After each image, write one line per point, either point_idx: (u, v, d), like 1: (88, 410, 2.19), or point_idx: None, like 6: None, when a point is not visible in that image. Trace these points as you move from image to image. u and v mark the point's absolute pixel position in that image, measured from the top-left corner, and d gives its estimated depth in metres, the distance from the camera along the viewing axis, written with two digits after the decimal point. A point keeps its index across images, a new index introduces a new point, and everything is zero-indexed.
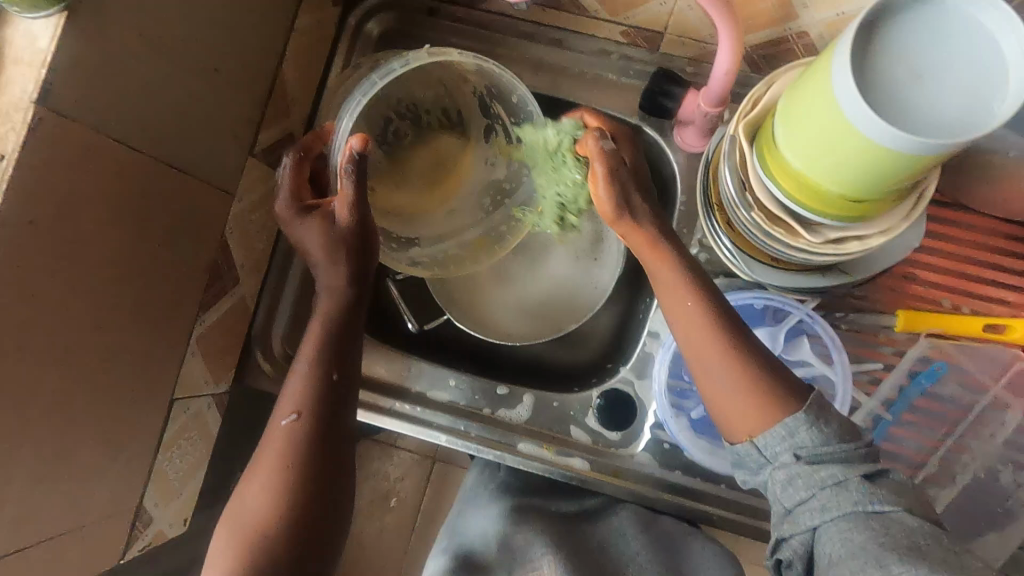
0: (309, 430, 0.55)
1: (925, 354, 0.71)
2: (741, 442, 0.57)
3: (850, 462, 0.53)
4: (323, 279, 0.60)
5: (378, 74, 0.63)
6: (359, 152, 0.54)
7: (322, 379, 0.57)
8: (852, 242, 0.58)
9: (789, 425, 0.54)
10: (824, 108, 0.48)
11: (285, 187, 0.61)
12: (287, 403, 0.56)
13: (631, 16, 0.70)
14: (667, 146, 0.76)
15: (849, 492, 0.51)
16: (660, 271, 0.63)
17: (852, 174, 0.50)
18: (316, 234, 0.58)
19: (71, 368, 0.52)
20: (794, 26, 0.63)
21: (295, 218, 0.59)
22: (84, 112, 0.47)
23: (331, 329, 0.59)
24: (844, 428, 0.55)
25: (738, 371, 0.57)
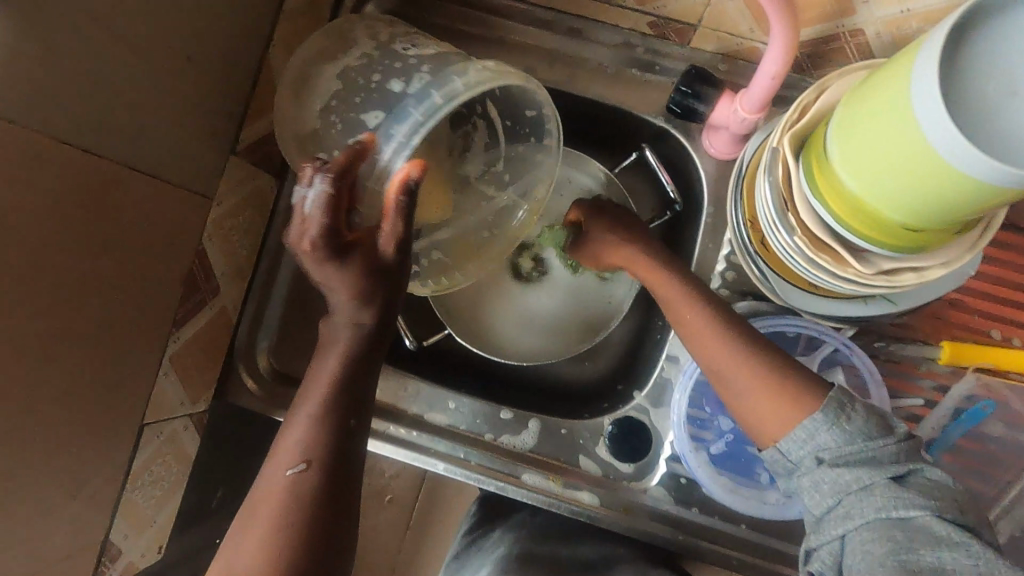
0: (317, 483, 0.48)
1: (972, 392, 0.64)
2: (766, 448, 0.53)
3: (880, 463, 0.48)
4: (342, 315, 0.51)
5: (437, 89, 0.52)
6: (417, 181, 0.46)
7: (336, 424, 0.50)
8: (907, 274, 0.51)
9: (809, 426, 0.50)
10: (898, 128, 0.41)
11: (316, 217, 0.45)
12: (292, 451, 0.49)
13: (660, 6, 0.63)
14: (694, 150, 0.69)
15: (874, 498, 0.47)
16: (662, 292, 0.61)
17: (921, 205, 0.43)
18: (351, 274, 0.48)
19: (21, 403, 0.46)
20: (848, 23, 0.56)
21: (330, 258, 0.46)
22: (24, 112, 0.41)
23: (352, 373, 0.51)
24: (877, 421, 0.50)
25: (750, 373, 0.54)
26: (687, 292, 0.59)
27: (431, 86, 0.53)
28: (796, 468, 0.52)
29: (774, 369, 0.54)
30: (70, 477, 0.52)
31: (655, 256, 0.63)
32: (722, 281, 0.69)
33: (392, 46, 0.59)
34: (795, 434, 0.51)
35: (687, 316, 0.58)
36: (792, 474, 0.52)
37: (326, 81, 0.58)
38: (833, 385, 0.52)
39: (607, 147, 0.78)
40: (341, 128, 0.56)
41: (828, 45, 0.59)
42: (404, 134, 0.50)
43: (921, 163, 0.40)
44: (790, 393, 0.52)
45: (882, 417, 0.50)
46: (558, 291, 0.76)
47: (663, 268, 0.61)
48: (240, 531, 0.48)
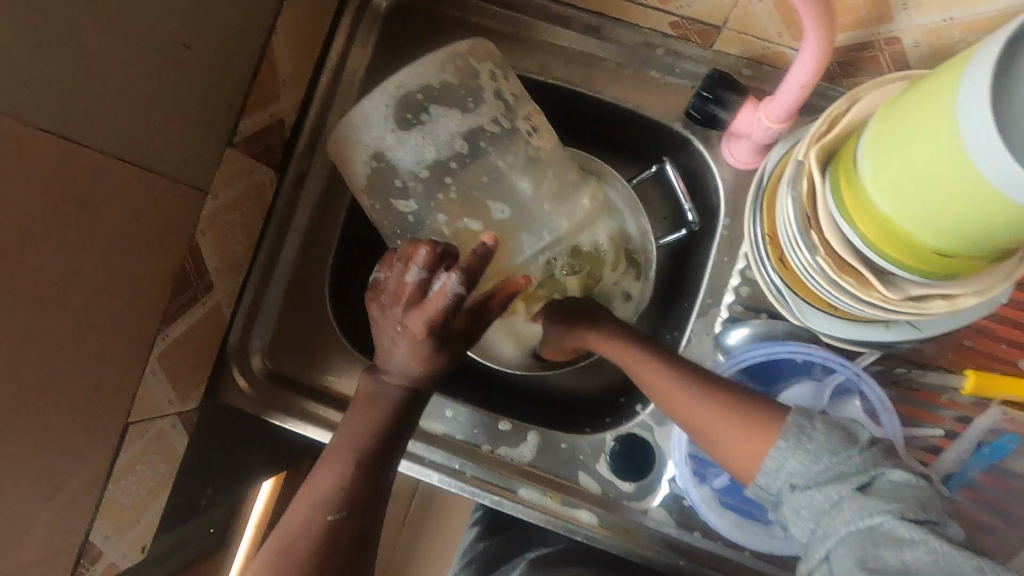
0: (353, 527, 0.49)
1: (995, 425, 0.60)
2: (749, 486, 0.50)
3: (845, 475, 0.45)
4: (394, 366, 0.53)
5: (561, 214, 0.63)
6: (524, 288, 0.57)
7: (367, 470, 0.51)
8: (935, 301, 0.48)
9: (776, 457, 0.48)
10: (940, 146, 0.38)
11: (436, 306, 0.49)
12: (331, 497, 0.49)
13: (684, 6, 0.59)
14: (713, 159, 0.66)
15: (843, 512, 0.44)
16: (642, 369, 0.58)
17: (955, 232, 0.40)
18: (442, 355, 0.53)
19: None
20: (885, 30, 0.52)
21: (433, 347, 0.51)
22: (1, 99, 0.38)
23: (389, 423, 0.53)
24: (840, 434, 0.47)
25: (724, 423, 0.52)
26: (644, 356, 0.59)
27: (557, 207, 0.63)
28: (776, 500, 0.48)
29: (749, 408, 0.52)
30: (45, 478, 0.49)
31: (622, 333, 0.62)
32: (736, 297, 0.65)
33: (517, 125, 0.62)
34: (766, 465, 0.48)
35: (670, 393, 0.56)
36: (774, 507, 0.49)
37: (443, 132, 0.59)
38: (794, 408, 0.51)
39: (621, 151, 0.75)
40: (458, 201, 0.60)
41: (861, 52, 0.55)
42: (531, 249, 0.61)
43: (958, 185, 0.38)
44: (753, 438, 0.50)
45: (846, 430, 0.48)
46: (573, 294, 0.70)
47: (631, 342, 0.61)
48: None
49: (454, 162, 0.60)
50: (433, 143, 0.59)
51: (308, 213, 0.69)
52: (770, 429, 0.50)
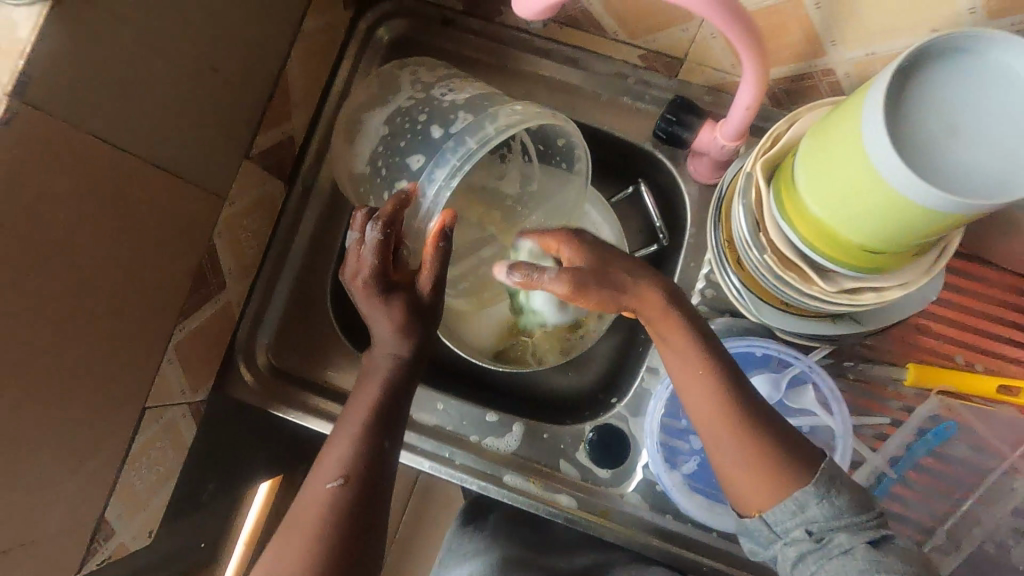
0: (355, 496, 0.53)
1: (935, 412, 0.67)
2: (750, 517, 0.52)
3: (858, 529, 0.49)
4: (382, 345, 0.58)
5: (472, 135, 0.60)
6: (449, 227, 0.55)
7: (373, 448, 0.55)
8: (867, 293, 0.55)
9: (800, 499, 0.50)
10: (854, 158, 0.45)
11: (368, 263, 0.56)
12: (335, 468, 0.54)
13: (651, 40, 0.68)
14: (680, 176, 0.74)
15: (856, 561, 0.47)
16: (671, 338, 0.55)
17: (877, 230, 0.47)
18: (397, 313, 0.57)
19: (23, 378, 0.48)
20: (820, 63, 0.60)
21: (376, 298, 0.56)
22: (67, 110, 0.44)
23: (389, 399, 0.57)
24: (860, 496, 0.50)
25: (753, 453, 0.51)
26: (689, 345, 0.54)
27: (467, 130, 0.61)
28: (779, 538, 0.51)
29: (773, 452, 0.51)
30: (67, 453, 0.54)
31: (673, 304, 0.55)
32: (701, 298, 0.72)
33: (433, 93, 0.68)
34: (784, 505, 0.50)
35: (696, 373, 0.54)
36: (773, 543, 0.51)
37: (373, 127, 0.69)
38: (823, 455, 0.52)
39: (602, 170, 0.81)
40: (390, 169, 0.67)
41: (803, 81, 0.63)
42: (449, 175, 0.59)
43: (874, 191, 0.45)
44: (772, 479, 0.51)
45: (864, 494, 0.51)
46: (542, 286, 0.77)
47: (677, 316, 0.54)
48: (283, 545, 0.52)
49: (380, 145, 0.68)
50: (369, 140, 0.69)
51: (313, 223, 0.75)
52: (795, 476, 0.51)
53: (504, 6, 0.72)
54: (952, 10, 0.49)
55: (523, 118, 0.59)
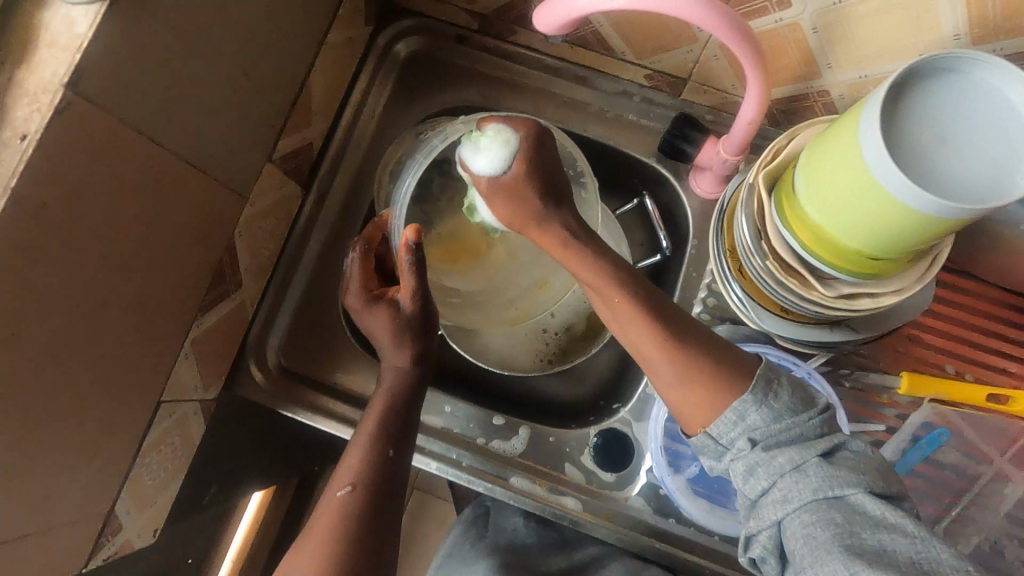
0: (364, 502, 0.53)
1: (928, 420, 0.69)
2: (697, 435, 0.54)
3: (806, 441, 0.50)
4: (388, 359, 0.63)
5: (423, 153, 0.70)
6: (414, 244, 0.57)
7: (379, 456, 0.57)
8: (864, 299, 0.57)
9: (739, 409, 0.51)
10: (851, 168, 0.49)
11: (352, 281, 0.65)
12: (344, 475, 0.55)
13: (656, 61, 0.71)
14: (681, 189, 0.77)
15: (809, 478, 0.48)
16: (576, 268, 0.58)
17: (875, 235, 0.50)
18: (383, 320, 0.62)
19: (50, 367, 0.48)
20: (816, 84, 0.64)
21: (364, 306, 0.63)
22: (116, 105, 0.46)
23: (397, 408, 0.61)
24: (799, 398, 0.52)
25: (688, 372, 0.53)
26: (602, 270, 0.56)
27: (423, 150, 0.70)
28: (726, 450, 0.52)
29: (705, 366, 0.53)
30: (85, 443, 0.54)
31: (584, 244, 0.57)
32: (703, 306, 0.75)
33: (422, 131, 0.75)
34: (726, 417, 0.52)
35: (614, 301, 0.56)
36: (723, 456, 0.53)
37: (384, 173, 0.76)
38: (761, 362, 0.54)
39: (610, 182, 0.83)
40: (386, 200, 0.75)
41: (801, 102, 0.68)
42: (410, 177, 0.69)
43: (872, 196, 0.47)
44: (709, 393, 0.52)
45: (805, 394, 0.53)
46: (558, 311, 0.80)
47: (579, 248, 0.57)
48: (294, 556, 0.52)
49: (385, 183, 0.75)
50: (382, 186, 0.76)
51: (327, 229, 0.77)
52: (732, 389, 0.52)
53: (519, 26, 0.75)
54: (939, 38, 0.53)
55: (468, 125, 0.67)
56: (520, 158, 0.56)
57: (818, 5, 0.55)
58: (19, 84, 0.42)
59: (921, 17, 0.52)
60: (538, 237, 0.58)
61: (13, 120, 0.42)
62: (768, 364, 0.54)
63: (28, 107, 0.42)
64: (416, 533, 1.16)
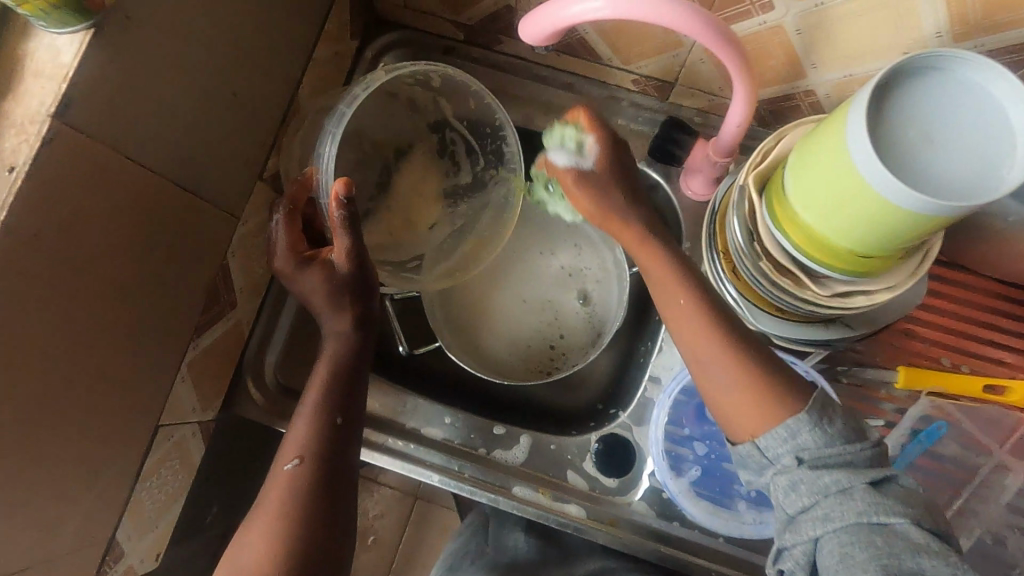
0: (310, 475, 0.52)
1: (926, 413, 0.70)
2: (743, 442, 0.54)
3: (857, 467, 0.49)
4: (329, 325, 0.60)
5: (345, 103, 0.63)
6: (345, 198, 0.52)
7: (326, 424, 0.55)
8: (859, 296, 0.58)
9: (791, 425, 0.51)
10: (838, 165, 0.49)
11: (280, 242, 0.60)
12: (290, 447, 0.54)
13: (642, 66, 0.71)
14: (673, 192, 0.78)
15: (854, 501, 0.47)
16: (651, 265, 0.61)
17: (866, 233, 0.51)
18: (318, 284, 0.58)
19: (47, 397, 0.48)
20: (802, 85, 0.65)
21: (296, 271, 0.59)
22: (105, 132, 0.46)
23: (341, 377, 0.58)
24: (851, 426, 0.51)
25: (739, 371, 0.54)
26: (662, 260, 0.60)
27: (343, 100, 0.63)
28: (770, 464, 0.52)
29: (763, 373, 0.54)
30: (83, 472, 0.54)
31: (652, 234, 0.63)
32: None
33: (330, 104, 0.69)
34: (775, 432, 0.52)
35: (680, 300, 0.58)
36: (766, 469, 0.53)
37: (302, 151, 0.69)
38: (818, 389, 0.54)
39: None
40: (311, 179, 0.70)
41: (788, 102, 0.68)
42: (330, 145, 0.61)
43: (859, 193, 0.48)
44: (760, 400, 0.53)
45: (858, 424, 0.52)
46: (565, 328, 0.80)
47: (656, 245, 0.62)
48: (246, 530, 0.51)
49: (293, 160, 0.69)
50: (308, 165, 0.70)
51: None
52: (785, 406, 0.52)
53: (506, 35, 0.75)
54: (921, 37, 0.53)
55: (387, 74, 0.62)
56: (596, 153, 0.63)
57: (801, 8, 0.55)
58: (6, 115, 0.42)
59: (904, 15, 0.52)
60: (617, 230, 0.63)
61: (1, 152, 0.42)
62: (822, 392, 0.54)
63: (16, 138, 0.42)
64: (420, 544, 1.16)
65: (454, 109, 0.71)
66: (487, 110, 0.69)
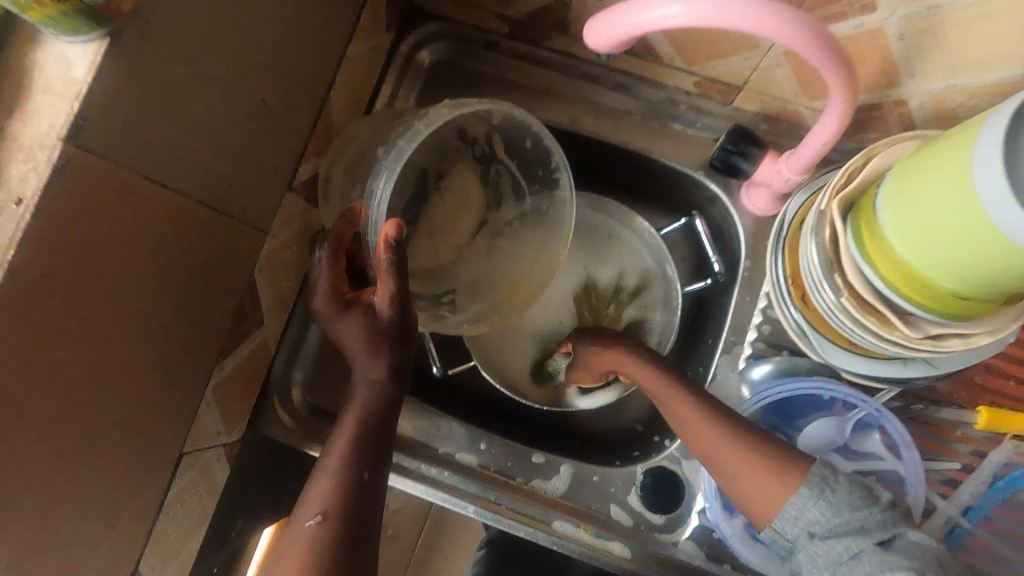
0: (337, 534, 0.49)
1: (1010, 459, 0.63)
2: (765, 528, 0.56)
3: (866, 531, 0.51)
4: (360, 371, 0.55)
5: (404, 138, 0.58)
6: (393, 240, 0.47)
7: (354, 478, 0.51)
8: (953, 340, 0.51)
9: (796, 503, 0.53)
10: (956, 201, 0.42)
11: (321, 282, 0.55)
12: (314, 501, 0.50)
13: (708, 68, 0.64)
14: (733, 206, 0.71)
15: (863, 565, 0.50)
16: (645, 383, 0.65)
17: (977, 278, 0.44)
18: (355, 330, 0.53)
19: (64, 439, 0.44)
20: (894, 93, 0.57)
21: (334, 315, 0.54)
22: (122, 153, 0.41)
23: (372, 425, 0.54)
24: (859, 493, 0.53)
25: (744, 457, 0.57)
26: (673, 386, 0.63)
27: (405, 133, 0.59)
28: (793, 545, 0.54)
29: (764, 451, 0.57)
30: (104, 509, 0.50)
31: (640, 358, 0.67)
32: (758, 334, 0.69)
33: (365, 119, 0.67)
34: (786, 510, 0.54)
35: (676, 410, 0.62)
36: (792, 551, 0.55)
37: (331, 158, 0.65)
38: (817, 460, 0.56)
39: (588, 177, 0.80)
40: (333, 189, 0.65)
41: (872, 112, 0.61)
42: (383, 183, 0.55)
43: (980, 236, 0.41)
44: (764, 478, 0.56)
45: (866, 489, 0.54)
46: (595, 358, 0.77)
47: (647, 364, 0.66)
48: None
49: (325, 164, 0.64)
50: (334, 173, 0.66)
51: None
52: (791, 479, 0.55)
53: (556, 30, 0.68)
54: None
55: (451, 109, 0.58)
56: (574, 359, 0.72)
57: (909, 11, 0.48)
58: (14, 136, 0.37)
59: None
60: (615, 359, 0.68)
61: (8, 180, 0.37)
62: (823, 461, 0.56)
63: (24, 164, 0.37)
64: None
65: (503, 145, 0.66)
66: (541, 150, 0.64)
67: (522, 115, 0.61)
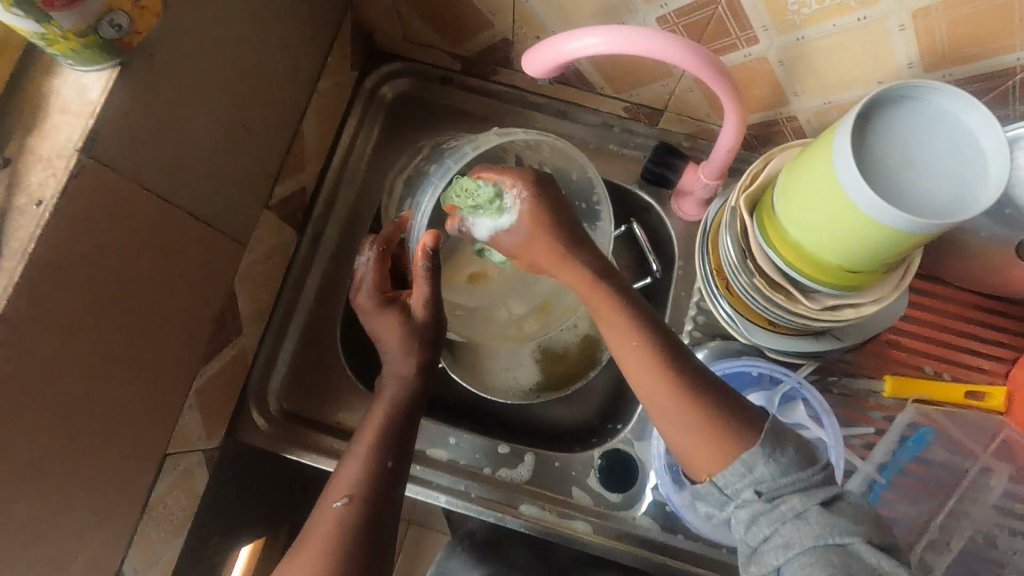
0: (358, 515, 0.53)
1: (913, 421, 0.73)
2: (702, 482, 0.54)
3: (809, 491, 0.50)
4: (392, 366, 0.63)
5: (452, 159, 0.68)
6: (432, 249, 0.56)
7: (378, 468, 0.56)
8: (847, 310, 0.61)
9: (746, 460, 0.52)
10: (825, 189, 0.52)
11: (367, 281, 0.63)
12: (338, 487, 0.55)
13: (634, 94, 0.75)
14: (666, 213, 0.81)
15: (810, 524, 0.49)
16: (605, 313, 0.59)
17: (854, 252, 0.53)
18: (393, 326, 0.61)
19: (66, 428, 0.48)
20: (785, 110, 0.69)
21: (375, 309, 0.62)
22: (129, 165, 0.47)
23: (394, 420, 0.60)
24: (804, 453, 0.52)
25: (692, 409, 0.54)
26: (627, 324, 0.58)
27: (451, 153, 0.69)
28: (730, 500, 0.53)
29: (710, 404, 0.54)
30: (96, 502, 0.53)
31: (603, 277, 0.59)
32: (694, 324, 0.78)
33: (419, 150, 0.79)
34: (732, 467, 0.52)
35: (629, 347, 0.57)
36: (726, 504, 0.53)
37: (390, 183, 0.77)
38: (767, 419, 0.55)
39: None
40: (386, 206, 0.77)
41: (772, 128, 0.72)
42: (429, 196, 0.67)
43: (848, 215, 0.51)
44: (717, 445, 0.53)
45: (810, 449, 0.53)
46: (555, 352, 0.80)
47: (607, 287, 0.59)
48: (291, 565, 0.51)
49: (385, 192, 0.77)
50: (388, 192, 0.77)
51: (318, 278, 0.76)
52: (741, 440, 0.53)
53: (503, 66, 0.78)
54: (895, 69, 0.58)
55: (499, 138, 0.67)
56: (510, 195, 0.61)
57: (783, 42, 0.59)
58: (34, 150, 0.44)
59: (877, 50, 0.56)
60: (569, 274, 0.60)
61: (28, 187, 0.43)
62: (777, 421, 0.54)
63: (44, 172, 0.43)
64: None
65: None
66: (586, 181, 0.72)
67: (561, 144, 0.69)
